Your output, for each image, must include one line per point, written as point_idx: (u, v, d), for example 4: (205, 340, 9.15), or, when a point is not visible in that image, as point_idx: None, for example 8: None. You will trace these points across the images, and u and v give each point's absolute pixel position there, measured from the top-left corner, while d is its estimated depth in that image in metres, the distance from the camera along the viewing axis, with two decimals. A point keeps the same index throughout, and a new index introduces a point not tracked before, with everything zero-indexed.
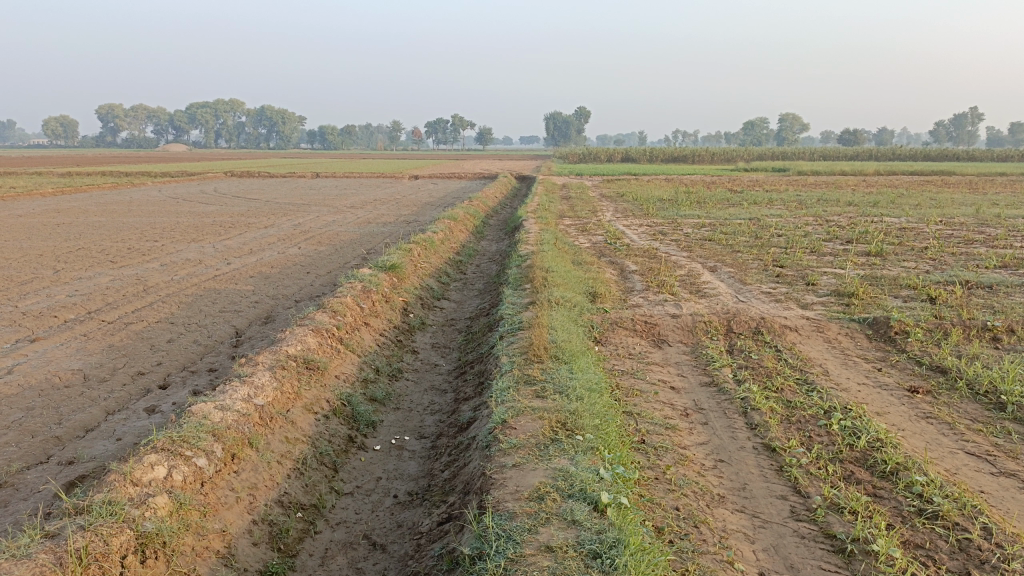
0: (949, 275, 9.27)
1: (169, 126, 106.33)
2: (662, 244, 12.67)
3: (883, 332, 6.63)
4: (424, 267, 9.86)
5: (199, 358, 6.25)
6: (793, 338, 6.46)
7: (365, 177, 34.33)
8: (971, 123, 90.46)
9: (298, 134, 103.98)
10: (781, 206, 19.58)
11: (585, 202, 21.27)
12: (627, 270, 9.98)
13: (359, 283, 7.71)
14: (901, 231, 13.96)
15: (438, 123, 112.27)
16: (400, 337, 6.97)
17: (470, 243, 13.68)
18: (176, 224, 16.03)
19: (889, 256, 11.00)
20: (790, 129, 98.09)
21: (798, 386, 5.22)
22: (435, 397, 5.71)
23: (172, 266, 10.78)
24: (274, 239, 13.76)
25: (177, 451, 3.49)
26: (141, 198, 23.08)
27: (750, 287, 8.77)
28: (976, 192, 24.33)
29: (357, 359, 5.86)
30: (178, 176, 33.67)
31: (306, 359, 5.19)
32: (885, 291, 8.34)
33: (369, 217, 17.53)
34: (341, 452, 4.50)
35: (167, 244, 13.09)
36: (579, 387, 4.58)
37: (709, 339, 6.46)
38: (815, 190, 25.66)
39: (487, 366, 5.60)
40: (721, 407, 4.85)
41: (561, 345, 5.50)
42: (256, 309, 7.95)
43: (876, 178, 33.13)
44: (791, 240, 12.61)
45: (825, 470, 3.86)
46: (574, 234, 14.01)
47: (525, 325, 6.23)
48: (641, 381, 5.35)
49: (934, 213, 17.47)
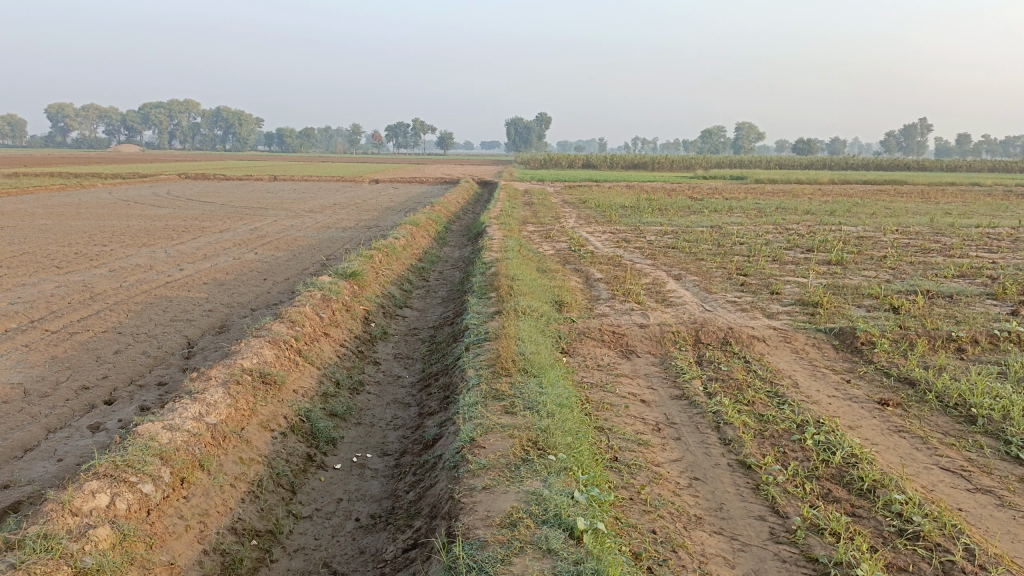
0: (909, 285, 9.36)
1: (122, 126, 103.84)
2: (626, 252, 12.63)
3: (850, 342, 6.61)
4: (386, 275, 9.63)
5: (148, 371, 5.95)
6: (761, 348, 6.40)
7: (324, 181, 33.81)
8: (920, 133, 93.04)
9: (255, 137, 102.36)
10: (741, 214, 19.74)
11: (547, 208, 21.19)
12: (592, 278, 9.89)
13: (319, 291, 7.46)
14: (859, 240, 14.13)
15: (398, 127, 111.55)
16: (361, 348, 6.75)
17: (433, 249, 13.48)
18: (127, 228, 15.51)
19: (849, 265, 11.10)
20: (746, 138, 99.74)
21: (769, 398, 5.14)
22: (398, 411, 5.50)
23: (122, 273, 10.36)
24: (230, 244, 13.37)
25: (121, 476, 3.24)
26: (91, 200, 22.35)
27: (716, 296, 8.73)
28: (928, 202, 24.86)
29: (316, 371, 5.63)
30: (130, 178, 32.74)
31: (262, 373, 4.94)
32: (849, 300, 8.36)
33: (328, 222, 17.19)
34: (300, 472, 4.28)
35: (117, 249, 12.62)
36: (549, 402, 4.43)
37: (678, 350, 6.37)
38: (773, 198, 25.97)
39: (452, 379, 5.43)
40: (693, 421, 4.74)
41: (529, 357, 5.34)
42: (209, 318, 7.64)
43: (832, 187, 33.73)
44: (753, 248, 12.67)
45: (802, 489, 3.76)
46: (538, 241, 13.90)
47: (491, 336, 6.06)
48: (610, 394, 5.21)
49: (890, 222, 17.77)
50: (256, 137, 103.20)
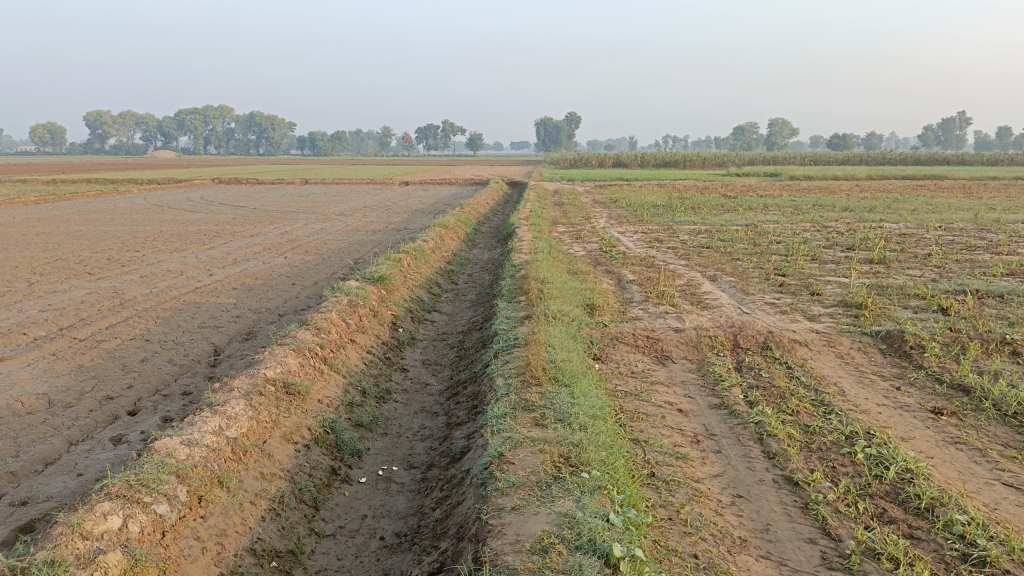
0: (956, 284, 8.98)
1: (157, 133, 105.57)
2: (659, 252, 12.35)
3: (898, 346, 6.30)
4: (414, 278, 9.49)
5: (174, 380, 5.86)
6: (804, 353, 6.12)
7: (354, 184, 33.90)
8: (959, 127, 90.88)
9: (287, 141, 103.41)
10: (777, 212, 19.31)
11: (577, 208, 20.94)
12: (624, 280, 9.65)
13: (346, 296, 7.33)
14: (901, 238, 13.67)
15: (427, 129, 111.93)
16: (388, 355, 6.59)
17: (462, 251, 13.33)
18: (159, 233, 15.59)
19: (892, 263, 10.71)
20: (779, 134, 98.35)
21: (815, 408, 4.86)
22: (426, 421, 5.33)
23: (152, 278, 10.36)
24: (259, 249, 13.35)
25: (134, 497, 3.11)
26: (125, 205, 22.59)
27: (753, 298, 8.43)
28: (971, 197, 24.15)
29: (341, 380, 5.48)
30: (165, 183, 33.11)
31: (286, 383, 4.81)
32: (894, 302, 8.02)
33: (358, 225, 17.14)
34: (323, 487, 4.11)
35: (149, 254, 12.66)
36: (582, 414, 4.21)
37: (716, 355, 6.11)
38: (809, 195, 25.43)
39: (481, 387, 5.24)
40: (734, 433, 4.49)
41: (560, 365, 5.13)
42: (236, 325, 7.55)
43: (869, 183, 32.98)
44: (790, 247, 12.31)
45: (855, 508, 3.51)
46: (568, 242, 13.68)
47: (521, 343, 5.86)
48: (646, 403, 4.98)
49: (932, 218, 17.23)
50: (288, 142, 104.32)
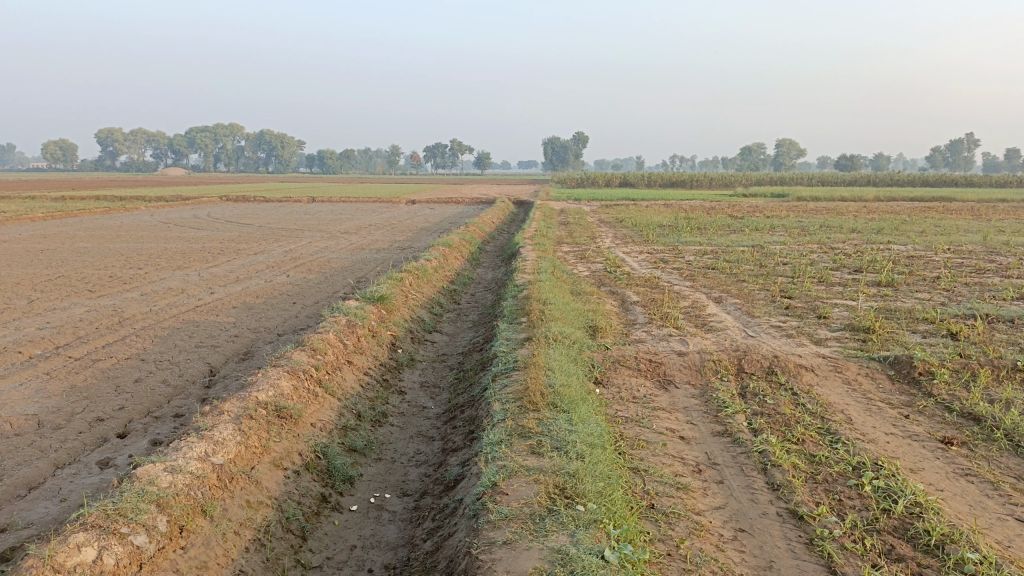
0: (965, 308, 8.84)
1: (167, 150, 106.37)
2: (664, 273, 12.24)
3: (906, 372, 6.15)
4: (416, 298, 9.40)
5: (167, 401, 5.75)
6: (809, 379, 5.99)
7: (360, 202, 33.92)
8: (967, 148, 90.78)
9: (296, 159, 103.93)
10: (783, 233, 19.22)
11: (582, 227, 20.87)
12: (628, 301, 9.54)
13: (344, 316, 7.24)
14: (909, 260, 13.53)
15: (435, 147, 112.39)
16: (385, 376, 6.48)
17: (465, 271, 13.25)
18: (163, 251, 15.56)
19: (900, 286, 10.57)
20: (786, 154, 98.40)
21: (820, 437, 4.73)
22: (422, 446, 5.20)
23: (153, 296, 10.30)
24: (262, 267, 13.29)
25: (111, 528, 3.01)
26: (131, 222, 22.65)
27: (759, 321, 8.30)
28: (979, 219, 24.01)
29: (336, 403, 5.36)
30: (172, 200, 33.18)
31: (277, 406, 4.70)
32: (902, 326, 7.88)
33: (362, 243, 17.09)
34: (312, 515, 3.99)
35: (151, 272, 12.62)
36: (580, 441, 4.09)
37: (719, 380, 5.98)
38: (816, 216, 25.30)
39: (478, 412, 5.12)
40: (737, 462, 4.35)
41: (559, 389, 5.00)
42: (234, 344, 7.46)
43: (878, 205, 32.80)
44: (796, 269, 12.18)
45: (862, 544, 3.37)
46: (573, 262, 13.58)
47: (520, 366, 5.74)
48: (647, 430, 4.85)
49: (940, 240, 17.08)
50: (297, 160, 104.88)
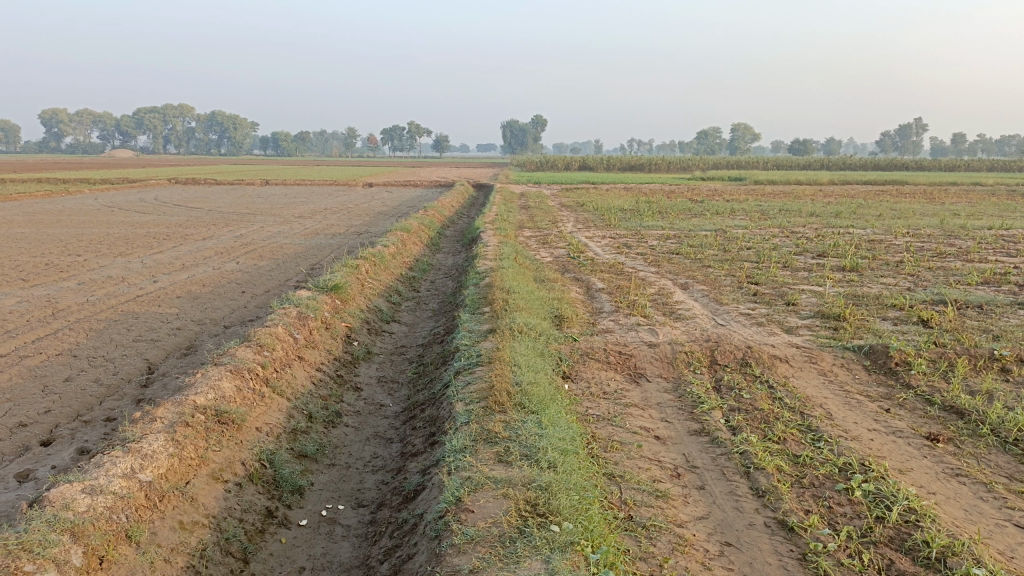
0: (933, 294, 8.74)
1: (115, 131, 103.03)
2: (628, 258, 11.98)
3: (883, 363, 5.95)
4: (372, 286, 8.97)
5: (98, 404, 5.27)
6: (785, 370, 5.74)
7: (316, 185, 33.06)
8: (917, 132, 92.86)
9: (249, 141, 101.57)
10: (744, 217, 19.14)
11: (544, 211, 20.54)
12: (593, 288, 9.26)
13: (295, 307, 6.79)
14: (871, 244, 13.49)
15: (393, 129, 110.80)
16: (339, 372, 6.06)
17: (425, 256, 12.83)
18: (105, 236, 14.80)
19: (866, 271, 10.46)
20: (742, 139, 99.54)
21: (802, 435, 4.48)
22: (379, 449, 4.82)
23: (90, 285, 9.68)
24: (210, 253, 12.69)
25: (13, 565, 2.60)
26: (73, 207, 21.62)
27: (728, 309, 8.07)
28: (934, 204, 24.28)
29: (285, 405, 4.95)
30: (117, 183, 31.93)
31: (217, 409, 4.28)
32: (872, 313, 7.72)
33: (317, 228, 16.52)
34: (257, 533, 3.60)
35: (91, 259, 11.93)
36: (551, 445, 3.75)
37: (693, 373, 5.70)
38: (775, 200, 25.39)
39: (440, 412, 4.76)
40: (718, 465, 4.07)
41: (526, 388, 4.66)
42: (175, 338, 6.96)
43: (834, 189, 33.06)
44: (761, 254, 12.03)
45: (859, 559, 3.11)
46: (535, 247, 13.26)
47: (484, 361, 5.38)
48: (620, 430, 4.55)
49: (899, 224, 17.15)
50: (250, 141, 102.62)
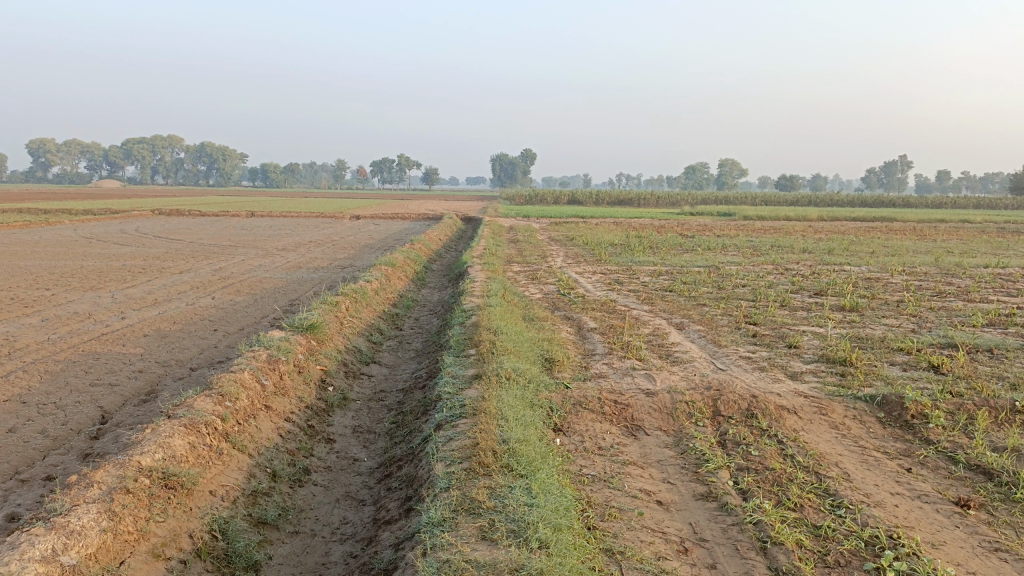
0: (939, 336, 8.37)
1: (102, 162, 102.60)
2: (619, 296, 11.58)
3: (898, 415, 5.53)
4: (352, 325, 8.50)
5: (40, 460, 4.75)
6: (793, 423, 5.30)
7: (302, 217, 32.62)
8: (901, 169, 94.07)
9: (237, 173, 101.33)
10: (736, 253, 18.85)
11: (533, 246, 20.19)
12: (584, 328, 8.84)
13: (266, 349, 6.30)
14: (868, 283, 13.17)
15: (382, 161, 110.93)
16: (310, 423, 5.57)
17: (410, 292, 12.40)
18: (79, 269, 14.27)
19: (866, 311, 10.11)
20: (729, 174, 100.23)
21: (820, 501, 4.04)
22: (349, 514, 4.33)
23: (54, 322, 9.15)
24: (186, 287, 12.20)
25: None
26: (52, 238, 21.11)
27: (726, 351, 7.65)
28: (926, 240, 24.14)
29: (245, 463, 4.47)
30: (100, 214, 31.43)
31: (164, 472, 3.80)
32: (879, 357, 7.32)
33: (300, 261, 16.07)
34: None
35: (60, 293, 11.42)
36: (542, 518, 3.29)
37: (694, 426, 5.25)
38: (767, 236, 25.21)
39: (418, 472, 4.29)
40: (729, 538, 3.61)
41: (515, 445, 4.19)
42: (136, 383, 6.45)
43: (822, 225, 32.99)
44: (757, 292, 11.67)
45: None
46: (524, 283, 12.86)
47: (468, 412, 4.91)
48: (618, 494, 4.08)
49: (894, 261, 16.89)
50: (237, 173, 102.39)
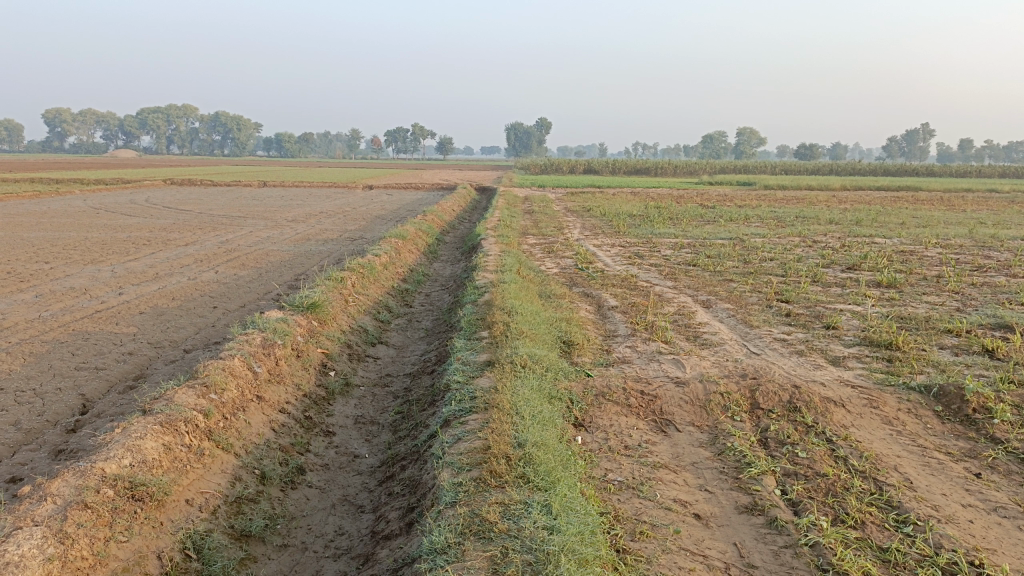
0: (988, 316, 7.74)
1: (117, 132, 102.42)
2: (640, 270, 11.00)
3: (958, 409, 4.97)
4: (358, 302, 8.02)
5: (9, 456, 4.28)
6: (842, 418, 4.75)
7: (315, 187, 32.16)
8: (924, 137, 92.08)
9: (251, 142, 100.75)
10: (760, 224, 18.17)
11: (548, 216, 19.60)
12: (605, 306, 8.30)
13: (260, 331, 5.80)
14: (903, 256, 12.50)
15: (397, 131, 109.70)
16: (307, 415, 5.09)
17: (421, 266, 11.91)
18: (81, 242, 13.84)
19: (905, 288, 9.47)
20: (747, 143, 98.49)
21: (882, 515, 3.51)
22: (345, 522, 3.85)
23: (47, 298, 8.72)
24: (189, 260, 11.75)
25: None
26: (61, 208, 20.76)
27: (759, 333, 7.08)
28: (957, 210, 23.26)
29: (231, 466, 4.00)
30: (113, 184, 30.97)
31: (132, 481, 3.33)
32: (927, 340, 6.73)
33: (309, 233, 15.60)
34: None
35: (59, 267, 10.98)
36: (564, 545, 2.78)
37: (732, 422, 4.71)
38: (791, 206, 24.41)
39: (422, 477, 3.81)
40: (782, 565, 3.10)
41: (532, 450, 3.67)
42: (123, 367, 5.98)
43: (847, 194, 32.12)
44: (786, 266, 11.06)
45: None
46: (540, 257, 12.31)
47: (479, 407, 4.42)
48: (651, 506, 3.57)
49: (926, 233, 16.14)
50: (251, 142, 101.85)
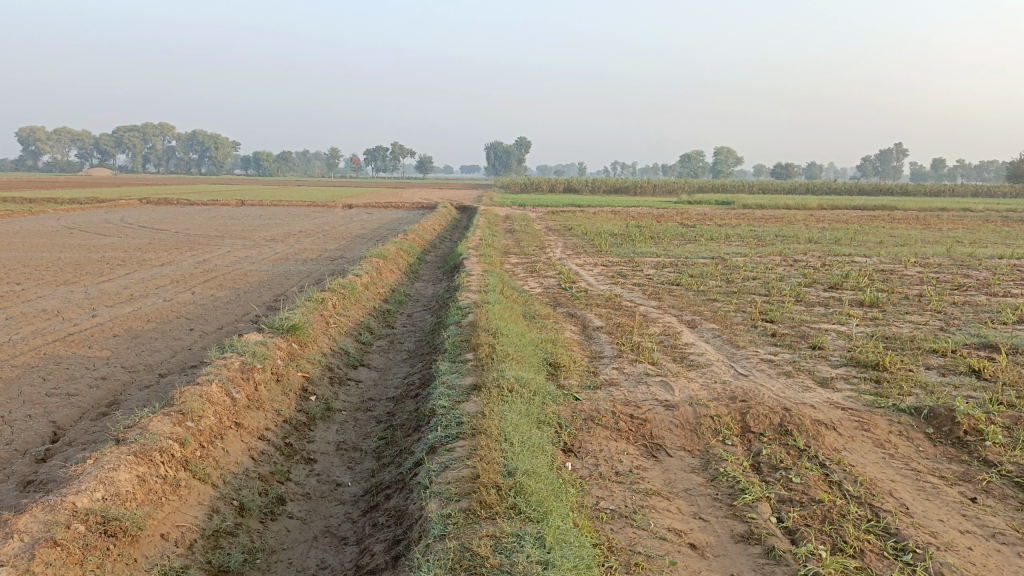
0: (972, 335, 7.75)
1: (92, 151, 101.37)
2: (624, 290, 10.95)
3: (949, 431, 4.92)
4: (339, 324, 7.87)
5: None
6: (835, 441, 4.68)
7: (294, 206, 31.95)
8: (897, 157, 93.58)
9: (230, 161, 100.14)
10: (740, 243, 18.24)
11: (530, 236, 19.57)
12: (590, 326, 8.22)
13: (239, 355, 5.63)
14: (883, 275, 12.57)
15: (376, 150, 109.62)
16: (287, 442, 4.94)
17: (403, 286, 11.78)
18: (54, 262, 13.55)
19: (888, 307, 9.49)
20: (724, 163, 99.50)
21: (881, 543, 3.43)
22: (328, 556, 3.71)
23: (17, 321, 8.49)
24: (165, 281, 11.53)
25: None
26: (33, 227, 20.40)
27: (746, 353, 7.03)
28: (933, 229, 23.54)
29: (209, 497, 3.84)
30: (87, 203, 30.52)
31: (104, 516, 3.17)
32: (913, 360, 6.71)
33: (288, 253, 15.42)
34: None
35: (31, 288, 10.72)
36: None
37: (723, 446, 4.62)
38: (770, 225, 24.58)
39: (408, 508, 3.68)
40: None
41: (523, 479, 3.55)
42: (96, 393, 5.79)
43: (824, 213, 32.44)
44: (769, 285, 11.05)
45: None
46: (523, 276, 12.23)
47: (466, 433, 4.30)
48: (645, 536, 3.46)
49: (904, 252, 16.29)
50: (229, 161, 101.28)
